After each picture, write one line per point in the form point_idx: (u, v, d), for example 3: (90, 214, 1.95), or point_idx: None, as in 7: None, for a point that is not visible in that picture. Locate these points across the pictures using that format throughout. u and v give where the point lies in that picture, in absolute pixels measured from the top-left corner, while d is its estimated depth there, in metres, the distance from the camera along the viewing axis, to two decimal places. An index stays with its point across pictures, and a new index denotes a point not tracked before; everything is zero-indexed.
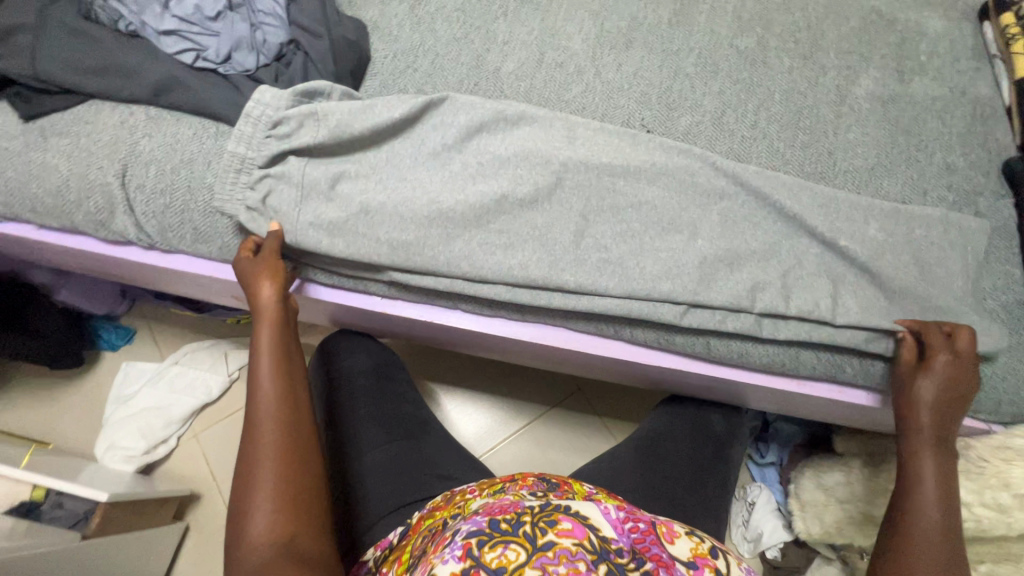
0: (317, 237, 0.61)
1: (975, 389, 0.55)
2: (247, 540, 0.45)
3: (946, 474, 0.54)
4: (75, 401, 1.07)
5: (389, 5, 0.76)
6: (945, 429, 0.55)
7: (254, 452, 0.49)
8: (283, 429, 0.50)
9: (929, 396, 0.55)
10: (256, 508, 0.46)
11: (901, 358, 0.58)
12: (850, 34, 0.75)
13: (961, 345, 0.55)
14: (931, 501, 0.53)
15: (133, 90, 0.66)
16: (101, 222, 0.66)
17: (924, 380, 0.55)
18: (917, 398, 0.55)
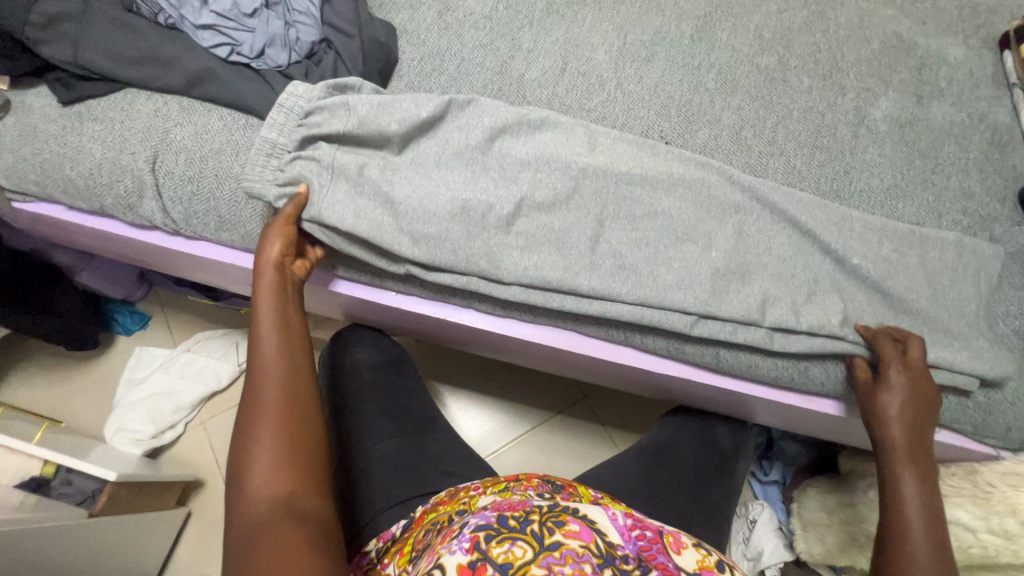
0: (344, 217, 0.61)
1: (933, 399, 0.57)
2: (246, 497, 0.45)
3: (927, 497, 0.54)
4: (88, 382, 1.09)
5: (418, 10, 0.78)
6: (919, 442, 0.56)
7: (256, 411, 0.50)
8: (288, 388, 0.51)
9: (894, 412, 0.56)
10: (257, 461, 0.47)
11: (856, 374, 0.59)
12: (870, 57, 0.76)
13: (912, 354, 0.57)
14: (916, 531, 0.53)
15: (168, 80, 0.68)
16: (130, 206, 0.68)
17: (887, 395, 0.56)
18: (884, 414, 0.56)
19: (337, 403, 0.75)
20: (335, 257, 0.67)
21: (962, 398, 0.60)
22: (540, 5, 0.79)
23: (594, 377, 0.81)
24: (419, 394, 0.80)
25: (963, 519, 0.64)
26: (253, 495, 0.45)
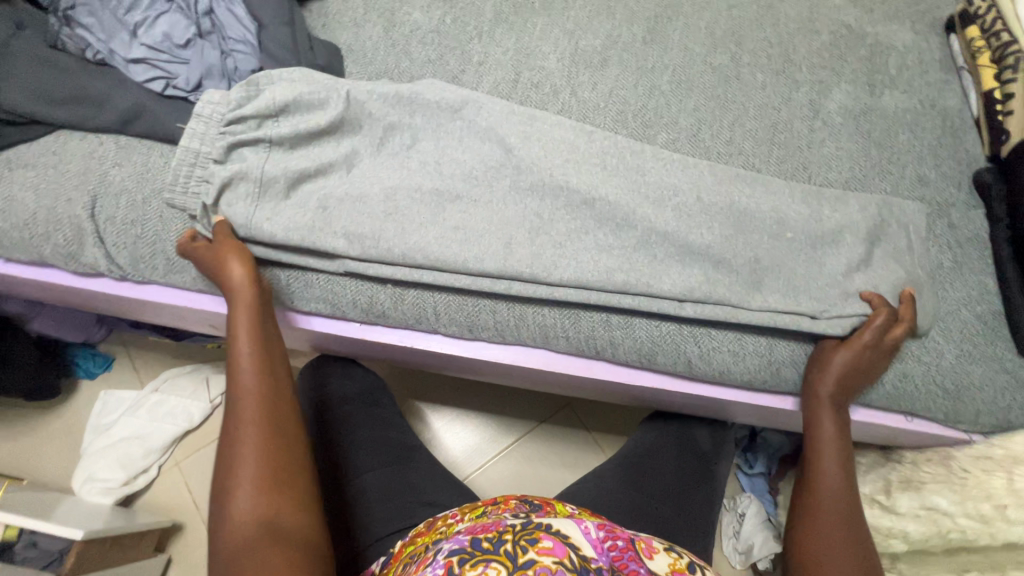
0: (272, 229, 0.60)
1: (884, 365, 0.59)
2: (232, 509, 0.48)
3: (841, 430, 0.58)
4: (52, 431, 1.04)
5: (363, 27, 0.76)
6: (849, 389, 0.58)
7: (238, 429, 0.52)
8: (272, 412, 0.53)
9: (841, 368, 0.57)
10: (247, 495, 0.49)
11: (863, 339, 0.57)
12: (821, 49, 0.76)
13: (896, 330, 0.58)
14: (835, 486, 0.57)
15: (102, 120, 0.65)
16: (71, 254, 0.65)
17: (844, 352, 0.57)
18: (830, 366, 0.58)
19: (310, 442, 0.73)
20: (290, 292, 0.64)
21: (931, 386, 0.60)
22: (488, 15, 0.77)
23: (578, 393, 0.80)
24: (396, 423, 0.77)
25: (940, 505, 0.64)
26: (237, 509, 0.48)
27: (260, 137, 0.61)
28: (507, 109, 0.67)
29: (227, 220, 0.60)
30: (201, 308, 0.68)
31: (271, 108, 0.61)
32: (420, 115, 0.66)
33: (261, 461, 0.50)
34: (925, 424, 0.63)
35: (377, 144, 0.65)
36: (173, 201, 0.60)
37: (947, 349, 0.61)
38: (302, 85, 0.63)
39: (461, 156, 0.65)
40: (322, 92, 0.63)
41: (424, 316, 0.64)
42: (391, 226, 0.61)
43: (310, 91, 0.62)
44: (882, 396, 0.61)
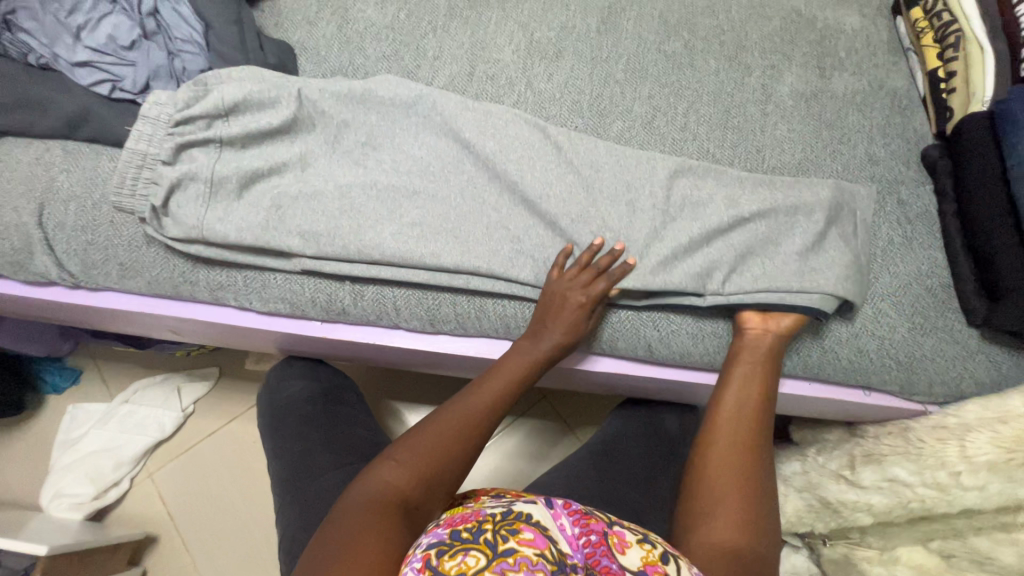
0: (225, 230, 0.59)
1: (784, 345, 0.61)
2: (377, 486, 0.49)
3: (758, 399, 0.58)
4: (18, 449, 1.02)
5: (316, 25, 0.75)
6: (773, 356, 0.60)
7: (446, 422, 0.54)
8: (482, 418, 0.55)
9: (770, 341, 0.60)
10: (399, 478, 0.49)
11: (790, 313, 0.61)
12: (772, 34, 0.77)
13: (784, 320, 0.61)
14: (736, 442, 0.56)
15: (48, 126, 0.63)
16: (20, 264, 0.63)
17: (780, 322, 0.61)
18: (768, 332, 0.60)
19: (275, 444, 0.71)
20: (248, 292, 0.63)
21: (885, 359, 0.61)
22: (442, 10, 0.77)
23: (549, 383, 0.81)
24: (363, 421, 0.75)
25: (900, 476, 0.65)
26: (382, 483, 0.49)
27: (209, 137, 0.60)
28: (461, 103, 0.67)
29: (179, 222, 0.59)
30: (158, 313, 0.66)
31: (219, 107, 0.60)
32: (374, 112, 0.66)
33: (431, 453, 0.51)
34: (881, 397, 0.64)
35: (330, 141, 0.64)
36: (120, 204, 0.59)
37: (900, 324, 0.62)
38: (252, 84, 0.62)
39: (417, 151, 0.65)
40: (272, 90, 0.62)
41: (385, 311, 0.64)
42: (349, 225, 0.61)
43: (260, 90, 0.62)
44: (838, 371, 0.62)
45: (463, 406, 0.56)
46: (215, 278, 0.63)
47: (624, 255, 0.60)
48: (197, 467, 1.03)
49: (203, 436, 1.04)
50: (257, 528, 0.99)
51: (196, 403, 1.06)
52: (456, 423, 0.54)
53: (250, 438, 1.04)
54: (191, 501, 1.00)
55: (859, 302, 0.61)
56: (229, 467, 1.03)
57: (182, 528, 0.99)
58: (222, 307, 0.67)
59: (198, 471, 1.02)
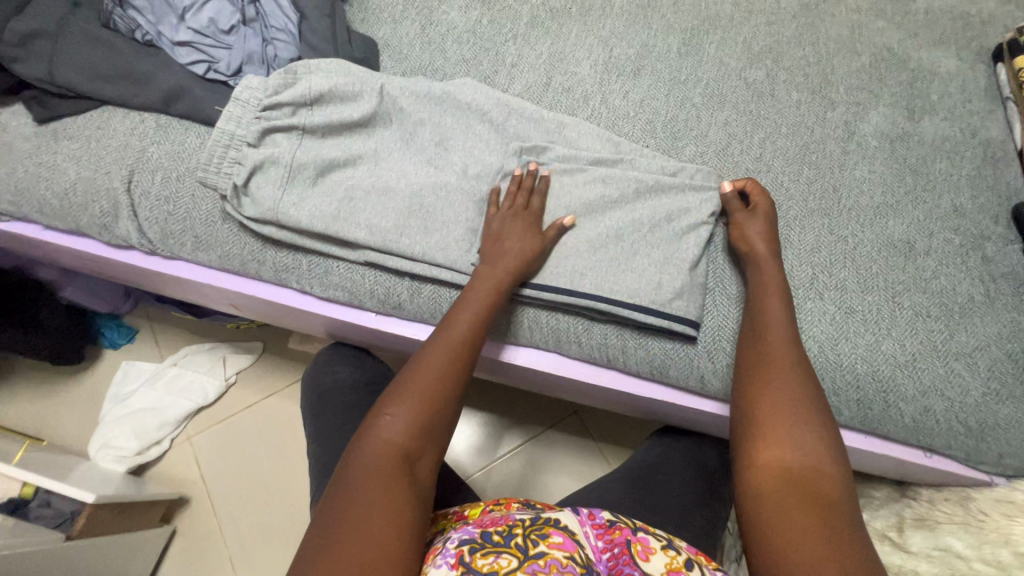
0: (298, 216, 0.61)
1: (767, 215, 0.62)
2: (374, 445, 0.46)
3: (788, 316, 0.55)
4: (72, 398, 1.07)
5: (401, 24, 0.77)
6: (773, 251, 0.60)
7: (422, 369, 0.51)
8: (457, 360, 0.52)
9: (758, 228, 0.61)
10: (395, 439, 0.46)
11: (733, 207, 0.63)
12: (860, 71, 0.75)
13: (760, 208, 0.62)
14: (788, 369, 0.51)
15: (144, 98, 0.67)
16: (105, 226, 0.67)
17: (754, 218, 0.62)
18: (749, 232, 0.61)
19: (316, 426, 0.73)
20: (310, 277, 0.65)
21: (954, 423, 0.58)
22: (524, 18, 0.78)
23: (542, 384, 0.79)
24: None
25: (955, 547, 0.63)
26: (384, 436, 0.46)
27: (294, 124, 0.62)
28: (535, 115, 0.67)
29: (256, 203, 0.61)
30: (223, 286, 0.69)
31: (306, 97, 0.62)
32: (450, 114, 0.67)
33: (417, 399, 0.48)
34: (944, 462, 0.61)
35: (405, 138, 0.66)
36: (205, 179, 0.62)
37: (975, 388, 0.58)
38: (339, 77, 0.64)
39: (487, 155, 0.66)
40: (356, 85, 0.64)
41: (438, 310, 0.64)
42: (415, 225, 0.62)
43: (345, 84, 0.64)
44: (900, 429, 0.59)
45: (444, 341, 0.53)
46: (281, 259, 0.65)
47: (545, 177, 0.63)
48: (233, 437, 1.06)
49: (241, 408, 1.08)
50: (282, 504, 1.01)
51: (238, 374, 1.10)
52: (434, 368, 0.51)
53: (285, 416, 1.07)
54: (224, 469, 1.04)
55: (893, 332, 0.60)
56: (262, 441, 1.06)
57: (213, 494, 1.02)
58: (283, 288, 0.69)
59: (233, 440, 1.06)
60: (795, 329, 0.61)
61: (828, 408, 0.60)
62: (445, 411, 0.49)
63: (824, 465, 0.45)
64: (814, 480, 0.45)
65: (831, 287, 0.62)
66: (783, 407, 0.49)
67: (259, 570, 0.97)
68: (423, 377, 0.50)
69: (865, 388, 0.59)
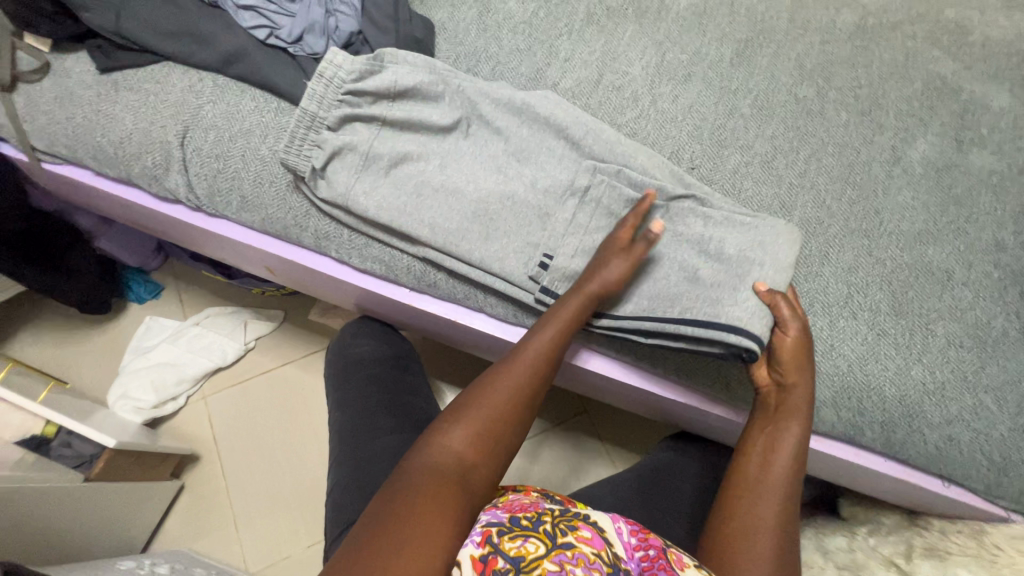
0: (367, 204, 0.62)
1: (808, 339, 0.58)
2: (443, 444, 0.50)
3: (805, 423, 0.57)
4: (95, 346, 1.09)
5: (458, 8, 0.78)
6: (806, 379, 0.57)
7: (496, 381, 0.54)
8: (527, 383, 0.54)
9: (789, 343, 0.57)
10: (462, 443, 0.50)
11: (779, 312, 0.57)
12: (911, 97, 0.75)
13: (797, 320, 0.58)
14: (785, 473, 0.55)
15: (205, 57, 0.68)
16: (155, 177, 0.68)
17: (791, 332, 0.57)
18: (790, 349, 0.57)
19: (339, 396, 0.73)
20: (351, 248, 0.66)
21: (978, 454, 0.58)
22: (580, 15, 0.78)
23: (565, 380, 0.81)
24: (423, 393, 0.76)
25: None
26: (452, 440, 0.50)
27: (375, 114, 0.63)
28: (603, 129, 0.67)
29: (331, 186, 0.63)
30: (263, 248, 0.70)
31: (390, 89, 0.63)
32: (527, 127, 0.67)
33: (487, 411, 0.52)
34: (963, 493, 0.61)
35: (479, 144, 0.66)
36: (285, 161, 0.63)
37: (1001, 421, 0.58)
38: (424, 73, 0.65)
39: (557, 168, 0.65)
40: (439, 85, 0.65)
41: (473, 292, 0.65)
42: (479, 235, 0.63)
43: (429, 83, 0.64)
44: (921, 455, 0.59)
45: (523, 360, 0.55)
46: (323, 227, 0.66)
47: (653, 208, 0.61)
48: (248, 400, 1.08)
49: (258, 373, 1.10)
50: (291, 471, 1.03)
51: (258, 339, 1.11)
52: (511, 385, 0.54)
53: (301, 385, 1.09)
54: (237, 431, 1.05)
55: (923, 358, 0.60)
56: (276, 408, 1.07)
57: (224, 454, 1.04)
58: (322, 257, 0.70)
59: (249, 404, 1.07)
60: (825, 345, 0.61)
61: (851, 427, 0.60)
62: (506, 428, 0.52)
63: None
64: None
65: (865, 307, 0.62)
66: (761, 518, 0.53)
67: (262, 537, 0.98)
68: (492, 393, 0.53)
69: (891, 410, 0.59)
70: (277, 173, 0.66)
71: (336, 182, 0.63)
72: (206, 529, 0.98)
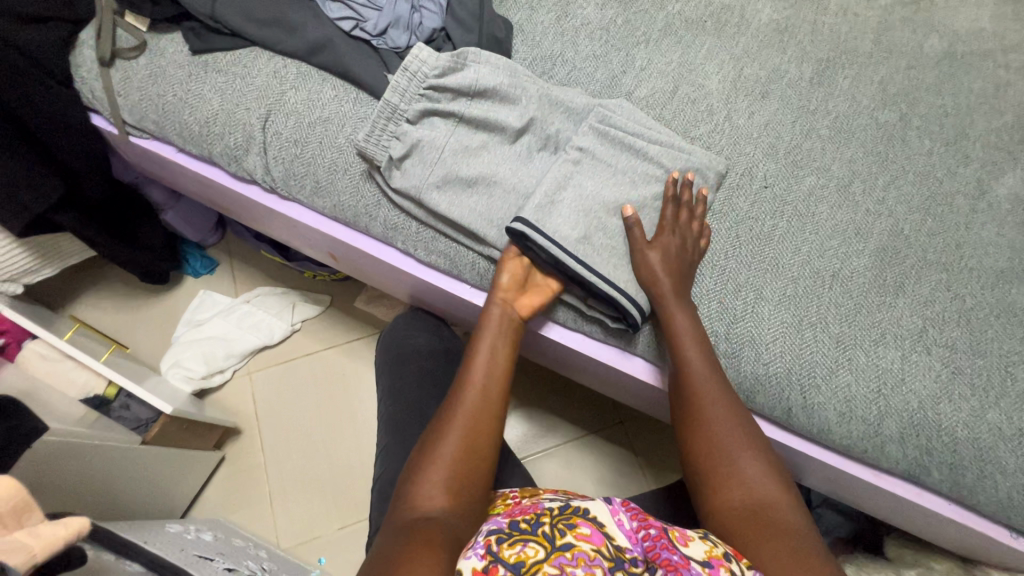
0: (439, 199, 0.63)
1: (673, 238, 0.61)
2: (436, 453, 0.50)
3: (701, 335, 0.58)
4: (151, 314, 1.14)
5: (537, 12, 0.78)
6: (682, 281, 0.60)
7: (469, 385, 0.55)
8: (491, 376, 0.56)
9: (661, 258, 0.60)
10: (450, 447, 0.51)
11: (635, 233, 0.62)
12: (1001, 129, 0.72)
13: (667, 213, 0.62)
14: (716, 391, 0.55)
15: (292, 44, 0.70)
16: (235, 157, 0.71)
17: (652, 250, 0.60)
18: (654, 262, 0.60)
19: (390, 384, 0.75)
20: (417, 240, 0.67)
21: None
22: (659, 24, 0.78)
23: (600, 386, 0.80)
24: None
25: None
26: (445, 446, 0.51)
27: (453, 110, 0.64)
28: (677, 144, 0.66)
29: (405, 179, 0.64)
30: (330, 234, 0.72)
31: (470, 87, 0.64)
32: (605, 140, 0.65)
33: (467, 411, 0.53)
34: None
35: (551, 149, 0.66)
36: (363, 149, 0.64)
37: None
38: (504, 75, 0.65)
39: (631, 184, 0.64)
40: (518, 87, 0.65)
41: None
42: None
43: (509, 85, 0.65)
44: (991, 503, 0.57)
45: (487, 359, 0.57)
46: (392, 218, 0.67)
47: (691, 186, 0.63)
48: (290, 380, 1.10)
49: (302, 354, 1.12)
50: (326, 453, 1.05)
51: (304, 321, 1.14)
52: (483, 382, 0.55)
53: (342, 370, 1.11)
54: (279, 409, 1.08)
55: (1002, 402, 0.57)
56: (317, 390, 1.09)
57: (263, 430, 1.06)
58: (385, 246, 0.71)
59: (291, 384, 1.10)
60: (895, 379, 0.59)
61: (916, 466, 0.58)
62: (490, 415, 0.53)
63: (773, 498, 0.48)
64: (767, 513, 0.47)
65: (941, 343, 0.60)
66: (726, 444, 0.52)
67: (295, 515, 1.00)
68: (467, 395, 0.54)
69: (962, 453, 0.57)
70: (352, 161, 0.68)
71: (412, 176, 0.64)
72: (241, 501, 1.01)
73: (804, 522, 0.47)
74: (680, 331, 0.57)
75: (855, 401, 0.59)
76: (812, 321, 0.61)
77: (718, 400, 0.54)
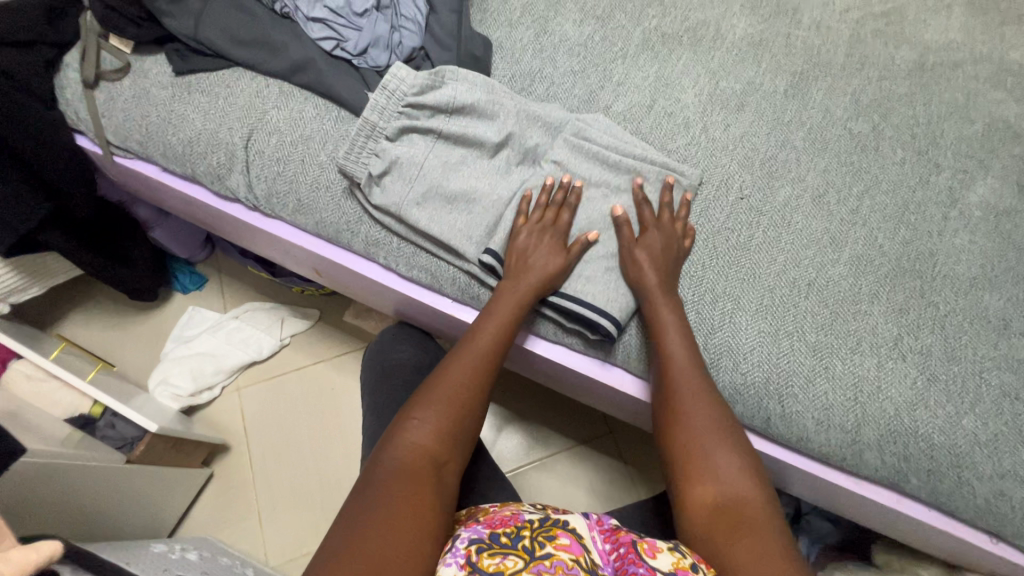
0: (418, 215, 0.64)
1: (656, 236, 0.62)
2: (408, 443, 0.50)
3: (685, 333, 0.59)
4: (140, 331, 1.14)
5: (516, 29, 0.80)
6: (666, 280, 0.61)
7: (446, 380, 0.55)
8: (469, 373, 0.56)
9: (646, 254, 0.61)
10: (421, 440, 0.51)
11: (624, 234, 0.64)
12: (971, 138, 0.73)
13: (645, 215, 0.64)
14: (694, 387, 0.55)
15: (274, 64, 0.71)
16: (218, 176, 0.72)
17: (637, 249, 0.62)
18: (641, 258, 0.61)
19: (374, 399, 0.75)
20: (398, 255, 0.68)
21: None
22: (636, 40, 0.79)
23: (581, 395, 0.80)
24: None
25: None
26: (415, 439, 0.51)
27: (431, 127, 0.65)
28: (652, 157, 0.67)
29: (384, 195, 0.65)
30: (313, 251, 0.72)
31: (448, 104, 0.65)
32: (580, 156, 0.67)
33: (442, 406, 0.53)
34: (1008, 550, 0.59)
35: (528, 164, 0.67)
36: (343, 167, 0.65)
37: None
38: (482, 92, 0.66)
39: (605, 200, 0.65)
40: (496, 103, 0.67)
41: None
42: None
43: (486, 102, 0.66)
44: (970, 508, 0.57)
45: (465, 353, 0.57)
46: (373, 234, 0.68)
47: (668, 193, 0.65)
48: (279, 395, 1.10)
49: (291, 369, 1.12)
50: (315, 469, 1.04)
51: (292, 336, 1.14)
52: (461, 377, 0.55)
53: (331, 384, 1.11)
54: (267, 425, 1.07)
55: (977, 408, 0.58)
56: (306, 405, 1.09)
57: (252, 446, 1.06)
58: (368, 262, 0.72)
59: (280, 399, 1.10)
60: (872, 386, 0.60)
61: (895, 473, 0.58)
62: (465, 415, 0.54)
63: (746, 495, 0.49)
64: (740, 510, 0.48)
65: (916, 350, 0.61)
66: (700, 441, 0.52)
67: (283, 532, 0.99)
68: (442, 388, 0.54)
69: (939, 459, 0.57)
70: (333, 178, 0.69)
71: (392, 192, 0.65)
72: (229, 518, 1.00)
73: (775, 517, 0.48)
74: (661, 331, 0.59)
75: (833, 410, 0.59)
76: (789, 330, 0.62)
77: (698, 397, 0.55)
